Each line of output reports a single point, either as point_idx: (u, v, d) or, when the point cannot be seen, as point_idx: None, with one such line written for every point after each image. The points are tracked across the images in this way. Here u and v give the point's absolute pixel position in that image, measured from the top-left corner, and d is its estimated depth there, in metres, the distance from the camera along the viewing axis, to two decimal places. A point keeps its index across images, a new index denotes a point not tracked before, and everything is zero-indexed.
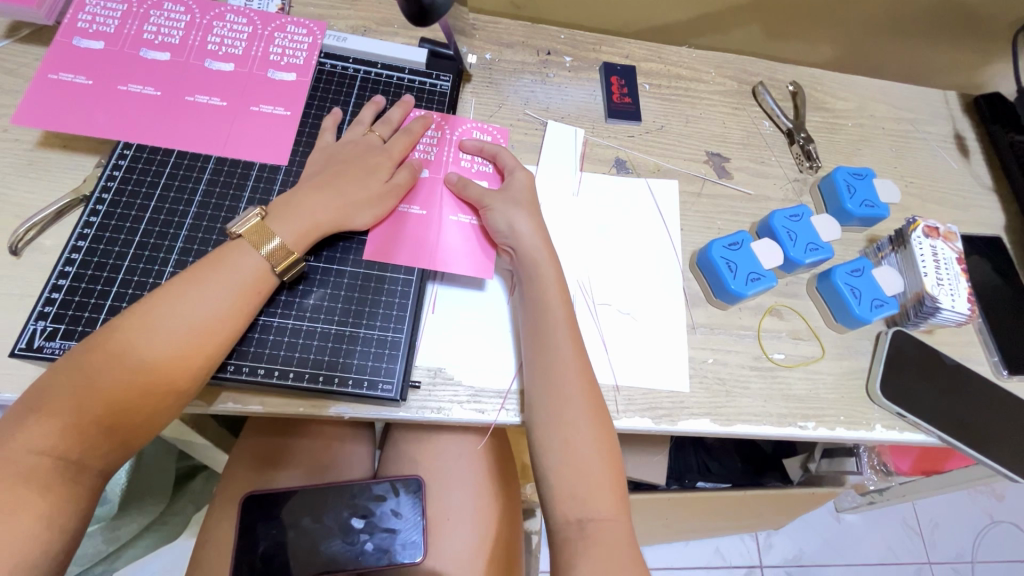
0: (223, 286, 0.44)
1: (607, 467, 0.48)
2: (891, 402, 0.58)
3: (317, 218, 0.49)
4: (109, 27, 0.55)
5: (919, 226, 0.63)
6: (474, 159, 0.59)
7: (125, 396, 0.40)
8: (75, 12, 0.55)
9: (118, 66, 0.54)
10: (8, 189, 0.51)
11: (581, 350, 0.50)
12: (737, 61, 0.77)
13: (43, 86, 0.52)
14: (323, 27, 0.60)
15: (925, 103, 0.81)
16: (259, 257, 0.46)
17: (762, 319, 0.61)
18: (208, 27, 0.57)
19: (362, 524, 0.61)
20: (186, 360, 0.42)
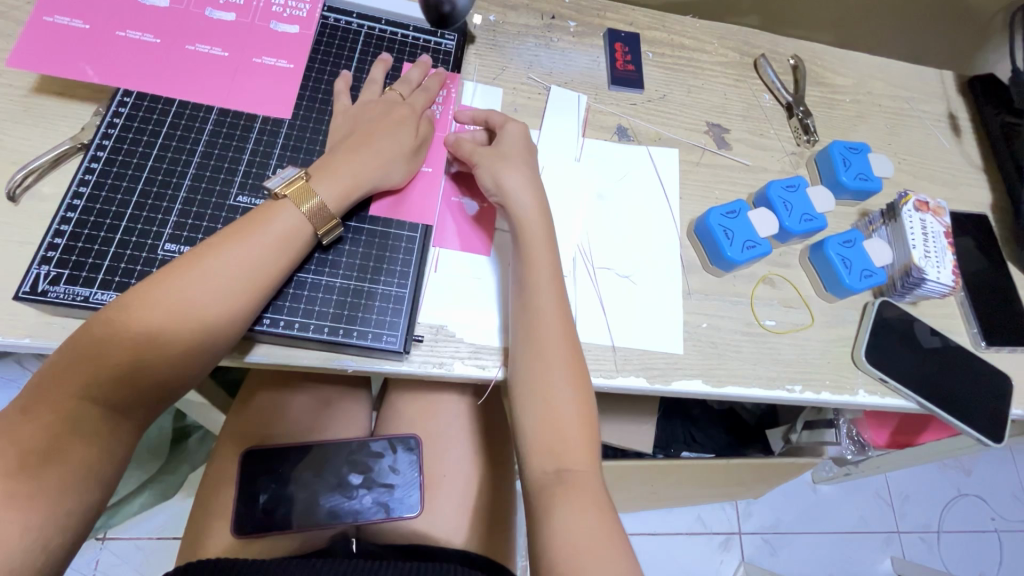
0: (264, 243, 0.46)
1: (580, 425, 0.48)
2: (874, 367, 0.60)
3: (360, 178, 0.50)
4: None
5: (909, 200, 0.65)
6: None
7: (165, 348, 0.42)
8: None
9: (114, 10, 0.52)
10: (3, 135, 0.50)
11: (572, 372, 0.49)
12: (740, 32, 0.77)
13: (38, 29, 0.51)
14: None
15: (921, 82, 0.82)
16: (300, 212, 0.47)
17: (755, 287, 0.63)
18: None
19: (361, 480, 0.63)
20: (225, 316, 0.44)
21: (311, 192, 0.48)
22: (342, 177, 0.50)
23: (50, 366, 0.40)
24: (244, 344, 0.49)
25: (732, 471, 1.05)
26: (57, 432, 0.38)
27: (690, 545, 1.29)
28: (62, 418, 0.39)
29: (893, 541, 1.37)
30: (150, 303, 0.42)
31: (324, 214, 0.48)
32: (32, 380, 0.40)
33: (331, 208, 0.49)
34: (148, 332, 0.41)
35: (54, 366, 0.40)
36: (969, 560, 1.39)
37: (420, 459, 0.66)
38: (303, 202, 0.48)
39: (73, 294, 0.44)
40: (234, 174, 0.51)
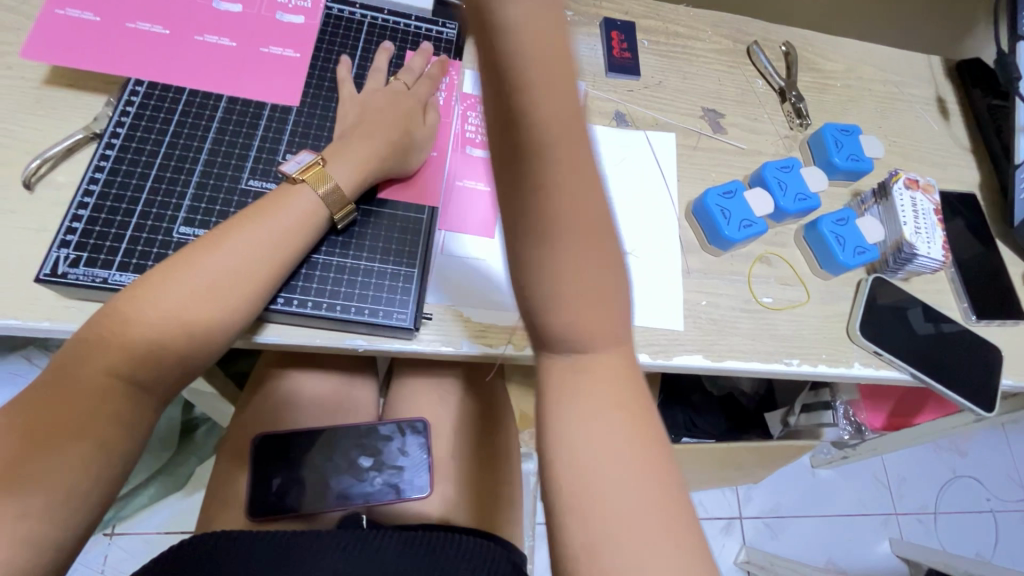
0: (284, 223, 0.47)
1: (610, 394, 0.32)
2: (869, 341, 0.62)
3: (372, 163, 0.52)
4: None
5: (900, 178, 0.67)
6: (479, 131, 0.61)
7: (188, 326, 0.43)
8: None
9: (125, 4, 0.53)
10: (16, 126, 0.51)
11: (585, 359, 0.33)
12: (732, 20, 0.79)
13: (49, 21, 0.52)
14: None
15: (910, 67, 0.84)
16: (316, 195, 0.49)
17: (752, 266, 0.64)
18: None
19: (371, 463, 0.64)
20: (245, 297, 0.45)
21: (328, 177, 0.50)
22: (356, 162, 0.51)
23: (78, 342, 0.41)
24: (258, 325, 0.50)
25: (732, 454, 1.07)
26: (83, 405, 0.40)
27: (692, 530, 1.31)
28: (87, 391, 0.40)
29: (891, 522, 1.39)
30: (175, 282, 0.43)
31: (342, 200, 0.50)
32: (59, 356, 0.41)
33: (346, 192, 0.50)
34: (172, 310, 0.42)
35: (80, 343, 0.41)
36: (964, 539, 1.41)
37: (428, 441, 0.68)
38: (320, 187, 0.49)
39: (92, 277, 0.45)
40: (244, 159, 0.52)
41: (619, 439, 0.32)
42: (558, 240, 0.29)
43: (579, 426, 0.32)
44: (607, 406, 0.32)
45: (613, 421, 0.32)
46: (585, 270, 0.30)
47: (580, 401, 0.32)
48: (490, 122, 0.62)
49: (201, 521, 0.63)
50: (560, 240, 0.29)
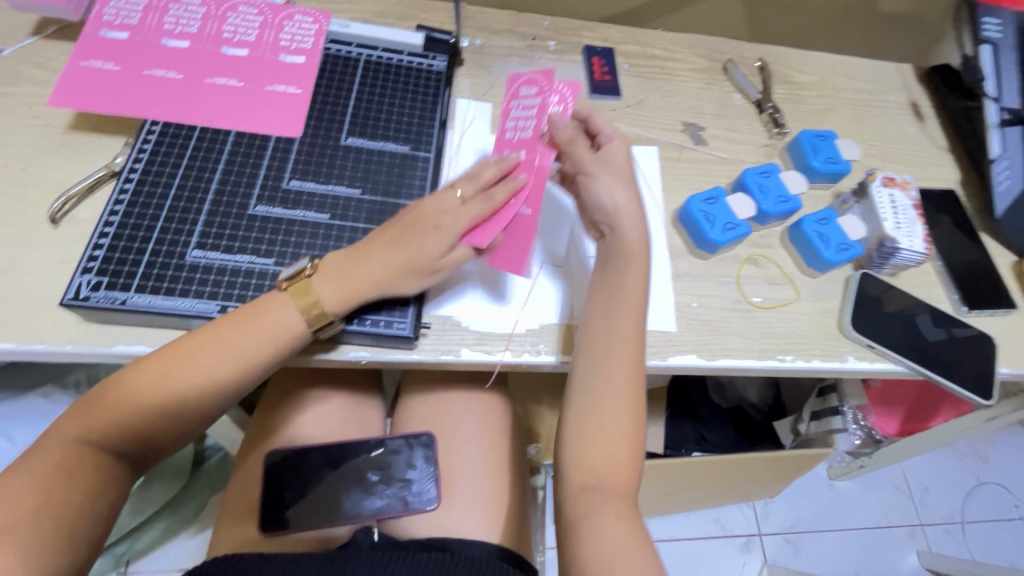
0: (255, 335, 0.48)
1: (627, 448, 0.50)
2: (860, 335, 0.64)
3: (365, 279, 0.50)
4: (133, 19, 0.60)
5: (877, 177, 0.69)
6: (520, 122, 0.58)
7: (165, 409, 0.46)
8: (100, 7, 0.60)
9: (142, 53, 0.59)
10: (43, 168, 0.56)
11: (634, 380, 0.51)
12: (707, 42, 0.84)
13: (74, 72, 0.57)
14: (327, 15, 0.65)
15: (882, 75, 0.88)
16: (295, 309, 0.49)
17: (740, 268, 0.66)
18: (223, 17, 0.62)
19: (379, 477, 0.66)
20: (226, 390, 0.47)
21: (310, 290, 0.49)
22: (347, 284, 0.50)
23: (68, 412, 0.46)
24: (331, 343, 0.53)
25: (742, 466, 1.07)
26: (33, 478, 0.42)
27: (712, 549, 1.28)
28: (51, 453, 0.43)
29: (917, 534, 1.35)
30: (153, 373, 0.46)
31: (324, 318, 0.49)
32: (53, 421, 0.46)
33: (326, 306, 0.49)
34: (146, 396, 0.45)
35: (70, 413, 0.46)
36: (996, 549, 1.37)
37: (434, 455, 0.68)
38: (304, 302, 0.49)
39: (113, 299, 0.48)
40: (252, 187, 0.56)
41: (627, 540, 0.45)
42: (609, 406, 0.50)
43: (596, 537, 0.46)
44: (616, 517, 0.47)
45: (622, 527, 0.46)
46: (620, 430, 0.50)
47: (600, 505, 0.47)
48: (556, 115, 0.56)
49: (214, 544, 0.65)
50: (613, 399, 0.51)
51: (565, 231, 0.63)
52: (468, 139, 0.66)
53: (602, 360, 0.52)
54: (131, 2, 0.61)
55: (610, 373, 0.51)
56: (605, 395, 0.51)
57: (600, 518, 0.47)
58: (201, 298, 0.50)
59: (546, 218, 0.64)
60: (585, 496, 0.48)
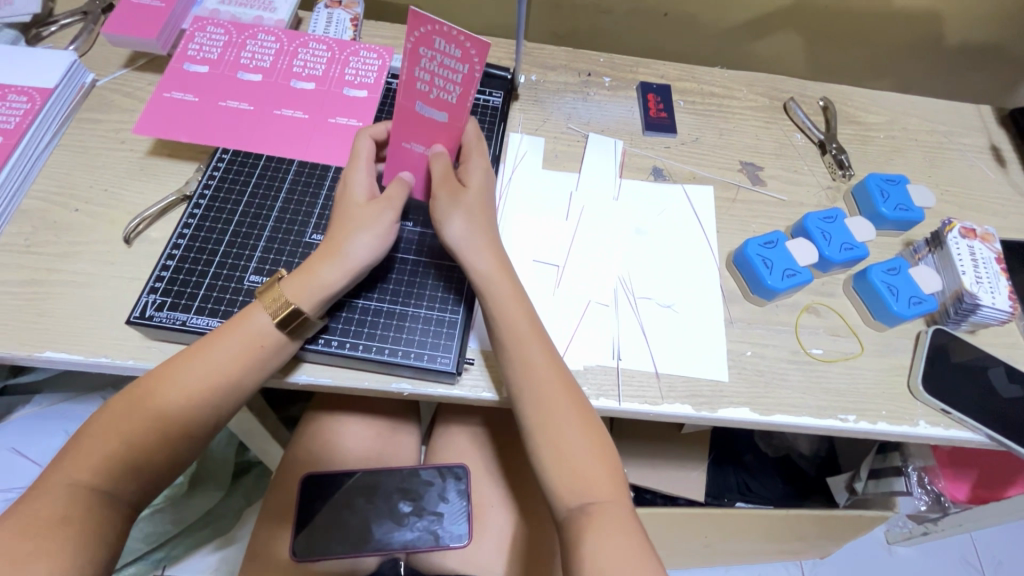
0: (228, 341, 0.47)
1: (599, 463, 0.48)
2: (934, 397, 0.58)
3: (316, 272, 0.49)
4: (213, 54, 0.64)
5: (954, 227, 0.64)
6: (436, 84, 0.49)
7: (154, 433, 0.44)
8: (186, 42, 0.64)
9: (220, 86, 0.62)
10: (123, 191, 0.59)
11: (571, 389, 0.50)
12: (768, 79, 0.82)
13: (159, 102, 0.61)
14: (390, 51, 0.67)
15: (959, 116, 0.83)
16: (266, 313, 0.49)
17: (799, 316, 0.63)
18: (294, 53, 0.65)
19: (411, 508, 0.65)
20: (211, 400, 0.46)
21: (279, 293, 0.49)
22: (314, 284, 0.49)
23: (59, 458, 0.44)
24: (291, 364, 0.52)
25: (791, 523, 1.00)
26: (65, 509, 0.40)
27: None
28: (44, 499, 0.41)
29: None
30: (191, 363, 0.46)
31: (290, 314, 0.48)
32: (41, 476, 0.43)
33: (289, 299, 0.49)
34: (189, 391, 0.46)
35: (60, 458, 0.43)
36: None
37: (467, 489, 0.67)
38: (273, 307, 0.48)
39: (174, 319, 0.51)
40: (310, 216, 0.58)
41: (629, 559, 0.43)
42: (560, 423, 0.48)
43: (600, 555, 0.43)
44: (619, 536, 0.44)
45: (626, 541, 0.44)
46: (588, 451, 0.48)
47: (596, 529, 0.44)
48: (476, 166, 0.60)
49: (247, 564, 0.65)
50: (559, 414, 0.49)
51: (587, 291, 0.61)
52: (519, 174, 0.67)
53: (535, 394, 0.49)
54: (213, 38, 0.65)
55: (540, 389, 0.49)
56: (554, 424, 0.49)
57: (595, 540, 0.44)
58: None
59: (593, 258, 0.63)
60: (575, 523, 0.45)
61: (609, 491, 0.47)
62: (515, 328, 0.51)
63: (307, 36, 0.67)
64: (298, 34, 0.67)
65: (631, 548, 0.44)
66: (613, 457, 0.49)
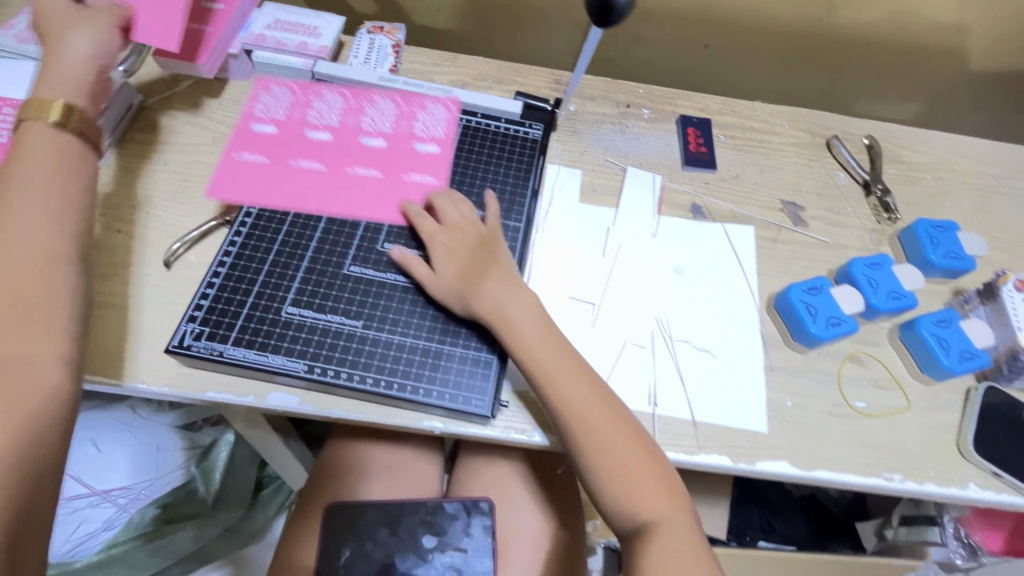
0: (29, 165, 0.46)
1: (651, 475, 0.48)
2: (985, 459, 0.56)
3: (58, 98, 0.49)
4: (280, 114, 0.65)
5: (1009, 279, 0.62)
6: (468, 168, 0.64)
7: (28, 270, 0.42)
8: (252, 103, 0.66)
9: (290, 148, 0.63)
10: (164, 213, 0.60)
11: (613, 407, 0.50)
12: (811, 115, 0.80)
13: (229, 163, 0.62)
14: (456, 102, 0.68)
15: (1011, 159, 0.80)
16: (45, 124, 0.48)
17: (842, 365, 0.61)
18: (361, 111, 0.66)
19: (434, 543, 0.64)
20: (48, 204, 0.45)
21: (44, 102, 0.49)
22: (56, 77, 0.50)
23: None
24: (323, 397, 0.51)
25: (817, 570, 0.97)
26: None
27: None
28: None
29: None
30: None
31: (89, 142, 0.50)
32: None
33: (47, 101, 0.49)
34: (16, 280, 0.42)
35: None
36: None
37: (492, 525, 0.66)
38: (43, 113, 0.49)
39: (212, 349, 0.51)
40: (347, 248, 0.58)
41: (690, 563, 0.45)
42: (609, 444, 0.49)
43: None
44: (679, 550, 0.46)
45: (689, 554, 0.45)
46: (639, 466, 0.48)
47: (653, 548, 0.46)
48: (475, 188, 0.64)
49: None
50: (610, 437, 0.49)
51: (623, 332, 0.60)
52: (557, 207, 0.67)
53: (580, 419, 0.49)
54: (279, 99, 0.66)
55: (584, 416, 0.49)
56: (604, 443, 0.49)
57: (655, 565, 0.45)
58: (291, 356, 0.51)
59: (631, 297, 0.62)
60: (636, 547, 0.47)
61: (666, 507, 0.48)
62: (551, 353, 0.51)
63: (374, 93, 0.68)
64: (365, 92, 0.68)
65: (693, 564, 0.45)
66: (663, 464, 0.49)
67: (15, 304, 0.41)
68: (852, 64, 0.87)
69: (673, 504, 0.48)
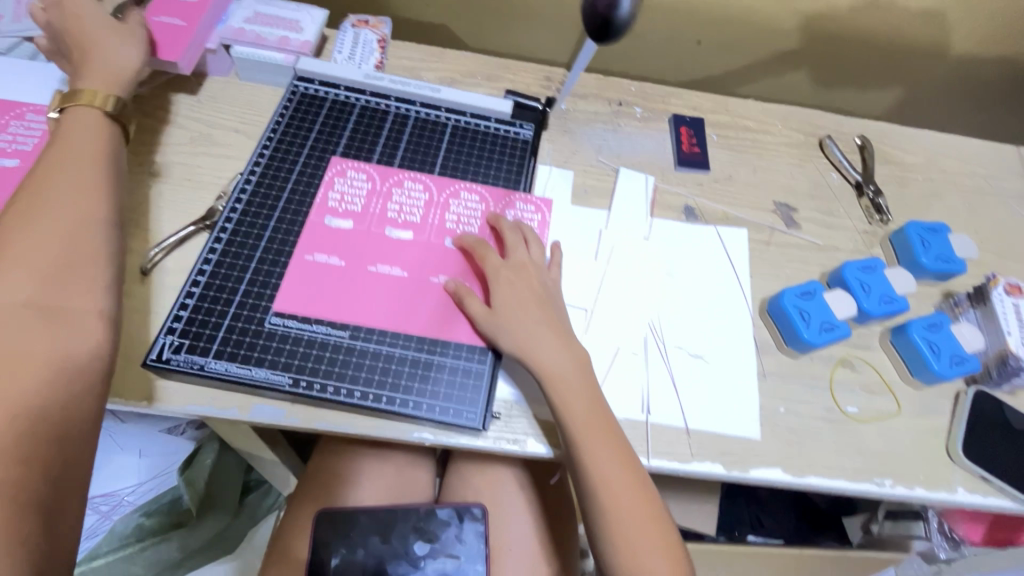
0: (71, 150, 0.48)
1: (647, 520, 0.47)
2: (974, 463, 0.56)
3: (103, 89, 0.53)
4: (357, 206, 0.59)
5: (999, 283, 0.62)
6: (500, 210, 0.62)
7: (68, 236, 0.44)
8: (325, 190, 0.59)
9: (368, 248, 0.56)
10: (138, 216, 0.57)
11: (621, 447, 0.49)
12: (804, 115, 0.79)
13: (301, 267, 0.54)
14: (548, 204, 0.64)
15: (999, 160, 0.81)
16: (94, 114, 0.51)
17: (834, 370, 0.61)
18: (445, 206, 0.60)
19: (426, 550, 0.63)
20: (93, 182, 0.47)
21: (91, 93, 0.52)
22: (104, 76, 0.53)
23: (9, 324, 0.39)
24: (309, 410, 0.50)
25: (803, 564, 0.98)
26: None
27: None
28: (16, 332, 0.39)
29: None
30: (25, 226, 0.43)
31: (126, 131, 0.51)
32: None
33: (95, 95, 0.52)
34: (53, 261, 0.42)
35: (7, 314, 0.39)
36: None
37: (485, 531, 0.65)
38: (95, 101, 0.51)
39: (192, 363, 0.49)
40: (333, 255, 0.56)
41: None
42: (615, 489, 0.47)
43: None
44: None
45: None
46: (638, 511, 0.47)
47: None
48: (530, 220, 0.62)
49: None
50: (614, 480, 0.47)
51: (617, 338, 0.59)
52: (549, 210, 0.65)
53: (592, 462, 0.47)
54: (356, 186, 0.60)
55: (594, 457, 0.47)
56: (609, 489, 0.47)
57: None
58: (275, 369, 0.50)
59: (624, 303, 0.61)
60: None
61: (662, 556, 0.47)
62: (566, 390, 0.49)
63: (458, 184, 0.62)
64: (448, 181, 0.62)
65: None
66: (659, 508, 0.48)
67: (60, 263, 0.42)
68: (844, 62, 0.87)
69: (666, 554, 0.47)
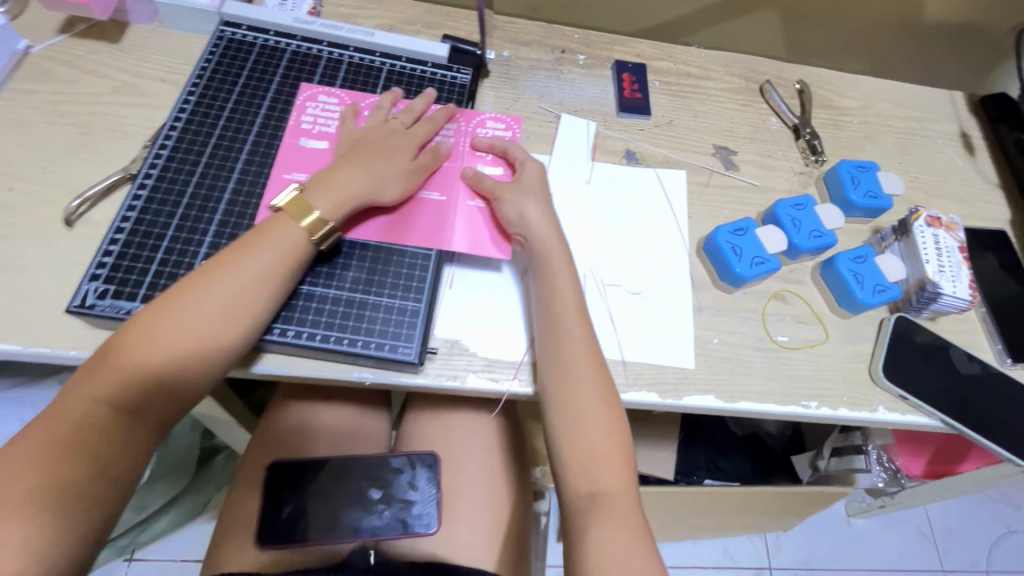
0: (267, 247, 0.48)
1: (613, 451, 0.49)
2: (892, 383, 0.60)
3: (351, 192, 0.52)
4: (330, 128, 0.60)
5: (921, 216, 0.64)
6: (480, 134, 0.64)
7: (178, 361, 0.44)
8: (298, 113, 0.60)
9: None
10: (61, 168, 0.55)
11: (600, 369, 0.51)
12: (745, 61, 0.80)
13: (280, 185, 0.56)
14: (517, 120, 0.66)
15: (932, 102, 0.83)
16: (301, 229, 0.49)
17: (767, 303, 0.63)
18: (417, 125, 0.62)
19: (380, 496, 0.64)
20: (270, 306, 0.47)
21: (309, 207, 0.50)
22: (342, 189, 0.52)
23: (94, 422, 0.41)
24: (252, 355, 0.51)
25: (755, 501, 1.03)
26: None
27: None
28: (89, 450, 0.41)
29: None
30: (192, 308, 0.44)
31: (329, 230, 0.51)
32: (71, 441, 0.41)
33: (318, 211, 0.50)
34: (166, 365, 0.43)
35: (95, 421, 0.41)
36: None
37: (437, 476, 0.67)
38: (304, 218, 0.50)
39: (117, 308, 0.48)
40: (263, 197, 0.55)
41: (632, 548, 0.45)
42: (585, 413, 0.49)
43: (605, 549, 0.45)
44: (619, 528, 0.45)
45: (634, 539, 0.45)
46: (605, 435, 0.49)
47: (600, 521, 0.46)
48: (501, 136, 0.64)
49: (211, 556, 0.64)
50: (585, 401, 0.50)
51: None
52: None
53: (569, 381, 0.50)
54: (327, 108, 0.60)
55: (575, 375, 0.50)
56: (576, 407, 0.50)
57: (604, 538, 0.45)
58: None
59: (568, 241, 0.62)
60: (584, 515, 0.47)
61: (619, 483, 0.48)
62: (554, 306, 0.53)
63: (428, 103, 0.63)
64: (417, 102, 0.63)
65: (635, 548, 0.45)
66: (626, 438, 0.50)
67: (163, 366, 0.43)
68: None
69: (626, 484, 0.48)
